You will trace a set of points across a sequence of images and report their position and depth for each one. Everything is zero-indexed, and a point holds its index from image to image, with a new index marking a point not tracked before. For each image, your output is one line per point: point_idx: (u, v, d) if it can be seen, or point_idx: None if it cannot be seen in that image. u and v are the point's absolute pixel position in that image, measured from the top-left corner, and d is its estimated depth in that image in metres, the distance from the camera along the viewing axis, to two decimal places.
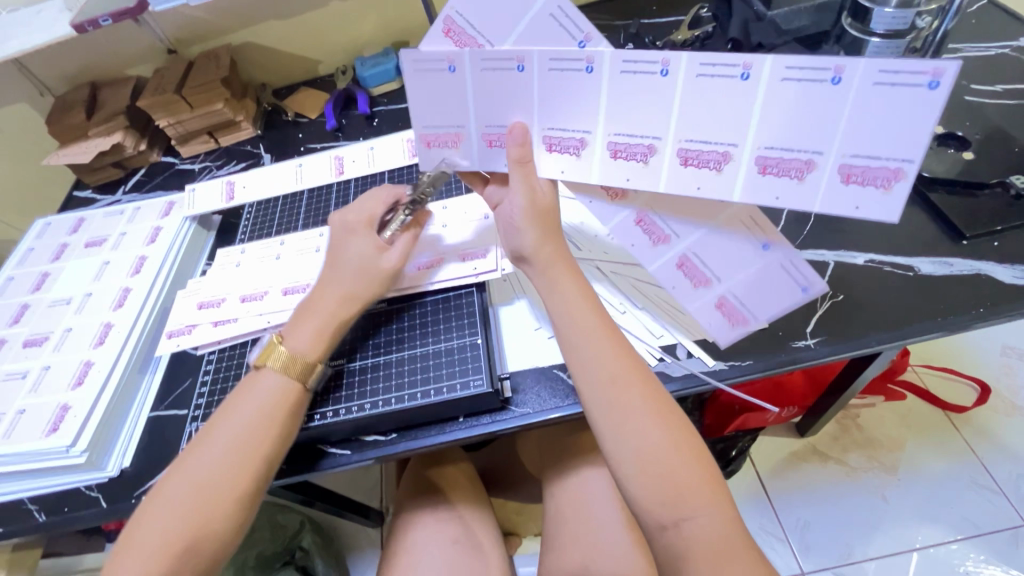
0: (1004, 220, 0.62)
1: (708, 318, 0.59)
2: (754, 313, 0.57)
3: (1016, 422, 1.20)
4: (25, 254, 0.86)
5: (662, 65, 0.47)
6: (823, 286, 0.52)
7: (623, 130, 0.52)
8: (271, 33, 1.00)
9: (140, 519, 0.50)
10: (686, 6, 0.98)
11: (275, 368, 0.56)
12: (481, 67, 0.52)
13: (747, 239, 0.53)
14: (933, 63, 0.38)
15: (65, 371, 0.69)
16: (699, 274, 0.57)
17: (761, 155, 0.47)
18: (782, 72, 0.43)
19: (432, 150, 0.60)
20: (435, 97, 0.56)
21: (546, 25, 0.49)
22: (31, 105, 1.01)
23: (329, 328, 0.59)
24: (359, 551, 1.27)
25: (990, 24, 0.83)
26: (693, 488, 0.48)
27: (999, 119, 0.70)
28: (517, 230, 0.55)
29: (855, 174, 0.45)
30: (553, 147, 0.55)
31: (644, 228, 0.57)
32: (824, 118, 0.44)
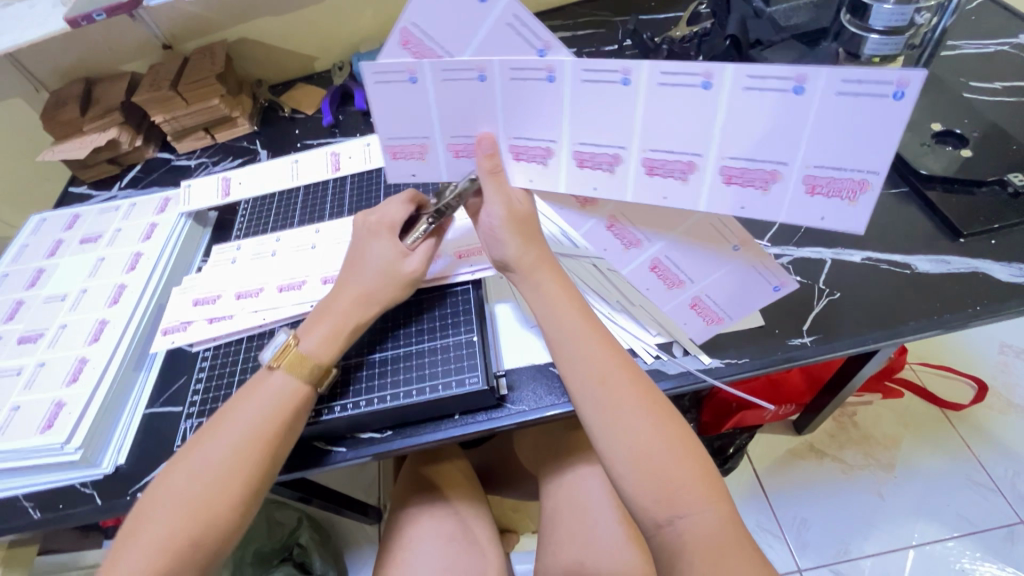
0: (1001, 218, 0.62)
1: (684, 318, 0.59)
2: (728, 312, 0.57)
3: (1013, 419, 1.20)
4: (19, 250, 0.85)
5: (622, 74, 0.45)
6: (794, 284, 0.53)
7: (588, 139, 0.50)
8: (266, 29, 1.00)
9: (141, 516, 0.50)
10: (684, 3, 0.97)
11: (285, 369, 0.56)
12: (442, 78, 0.49)
13: (716, 241, 0.53)
14: (900, 73, 0.37)
15: (59, 368, 0.69)
16: (672, 276, 0.57)
17: (726, 165, 0.47)
18: (745, 82, 0.42)
19: (400, 161, 0.58)
20: (395, 108, 0.53)
21: (505, 35, 0.46)
22: (25, 101, 1.00)
23: (342, 331, 0.59)
24: (357, 548, 1.27)
25: (989, 21, 0.83)
26: (687, 485, 0.48)
27: (997, 117, 0.70)
28: (500, 241, 0.55)
29: (820, 185, 0.45)
30: (520, 156, 0.54)
31: (616, 234, 0.56)
32: (786, 128, 0.43)
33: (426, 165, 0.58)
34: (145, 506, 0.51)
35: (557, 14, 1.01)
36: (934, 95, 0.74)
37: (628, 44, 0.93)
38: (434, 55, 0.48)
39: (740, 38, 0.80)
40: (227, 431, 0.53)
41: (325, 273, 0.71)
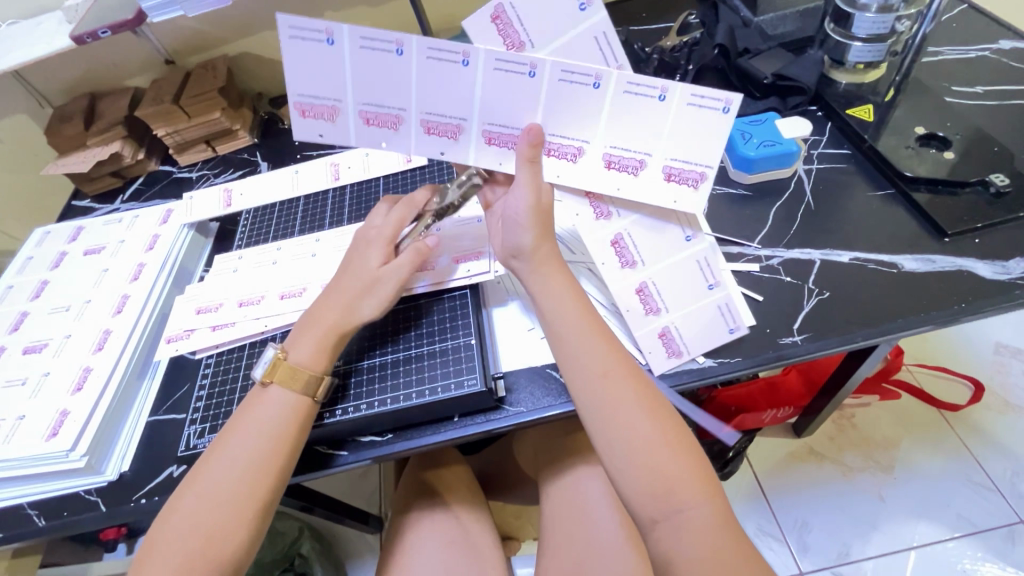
0: (984, 218, 0.64)
1: (648, 345, 0.61)
2: (688, 347, 0.60)
3: (1008, 419, 1.21)
4: (24, 263, 0.87)
5: (660, 91, 0.53)
6: (746, 329, 0.60)
7: (619, 144, 0.56)
8: (267, 43, 1.02)
9: (160, 531, 0.52)
10: (674, 13, 1.00)
11: (280, 382, 0.57)
12: (494, 66, 0.53)
13: (699, 275, 0.61)
14: (727, 93, 0.51)
15: (65, 377, 0.70)
16: (652, 303, 0.61)
17: (608, 153, 0.57)
18: (626, 87, 0.53)
19: (307, 120, 0.57)
20: (439, 85, 0.55)
21: (586, 45, 0.54)
22: (30, 117, 1.02)
23: (330, 338, 0.60)
24: (358, 557, 1.27)
25: (971, 27, 0.85)
26: (681, 481, 0.49)
27: (979, 120, 0.72)
28: (519, 227, 0.56)
29: (674, 175, 0.56)
30: (552, 152, 0.58)
31: (618, 250, 0.61)
32: (652, 129, 0.55)
33: (398, 139, 0.59)
34: (161, 525, 0.52)
35: None
36: (918, 100, 0.76)
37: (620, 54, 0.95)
38: (516, 39, 0.54)
39: (729, 48, 0.82)
40: (235, 448, 0.54)
41: (325, 280, 0.72)
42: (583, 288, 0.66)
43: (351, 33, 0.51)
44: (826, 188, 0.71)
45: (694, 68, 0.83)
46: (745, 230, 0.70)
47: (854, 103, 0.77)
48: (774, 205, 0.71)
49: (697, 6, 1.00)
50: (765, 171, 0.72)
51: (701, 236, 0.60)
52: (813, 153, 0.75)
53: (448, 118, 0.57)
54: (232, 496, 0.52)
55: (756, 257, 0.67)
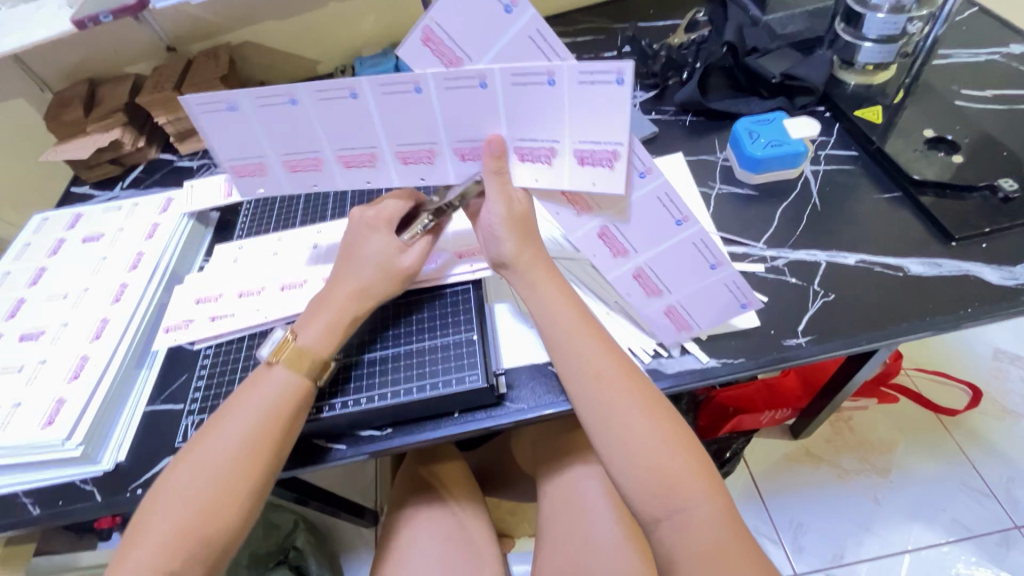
0: (991, 223, 0.63)
1: (657, 323, 0.61)
2: (697, 322, 0.60)
3: (1006, 425, 1.21)
4: (21, 249, 0.86)
5: (615, 75, 0.46)
6: (759, 302, 0.57)
7: (587, 138, 0.51)
8: (270, 32, 1.01)
9: (147, 513, 0.51)
10: (682, 10, 0.99)
11: (285, 364, 0.57)
12: (445, 87, 0.50)
13: (699, 256, 0.56)
14: (612, 63, 0.45)
15: (61, 365, 0.69)
16: (652, 285, 0.60)
17: (578, 148, 0.52)
18: (581, 87, 0.48)
19: (244, 180, 0.60)
20: (400, 115, 0.53)
21: (524, 46, 0.49)
22: (29, 101, 1.01)
23: (341, 325, 0.60)
24: (352, 551, 1.27)
25: (980, 30, 0.84)
26: (682, 479, 0.48)
27: (987, 123, 0.72)
28: (497, 238, 0.57)
29: (587, 157, 0.52)
30: (524, 157, 0.54)
31: (606, 241, 0.59)
32: (554, 115, 0.50)
33: (378, 173, 0.60)
34: (151, 503, 0.51)
35: (560, 20, 1.03)
36: (927, 103, 0.75)
37: (627, 49, 0.94)
38: (453, 56, 0.51)
39: (737, 45, 0.81)
40: (230, 426, 0.54)
41: (326, 272, 0.72)
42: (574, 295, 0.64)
43: (305, 88, 0.52)
44: (832, 190, 0.71)
45: (700, 66, 0.84)
46: (750, 231, 0.70)
47: (863, 105, 0.77)
48: (780, 206, 0.71)
49: (705, 4, 0.99)
50: (772, 171, 0.72)
51: (692, 219, 0.54)
52: (820, 154, 0.75)
53: (416, 144, 0.56)
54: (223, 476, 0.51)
55: (762, 257, 0.66)
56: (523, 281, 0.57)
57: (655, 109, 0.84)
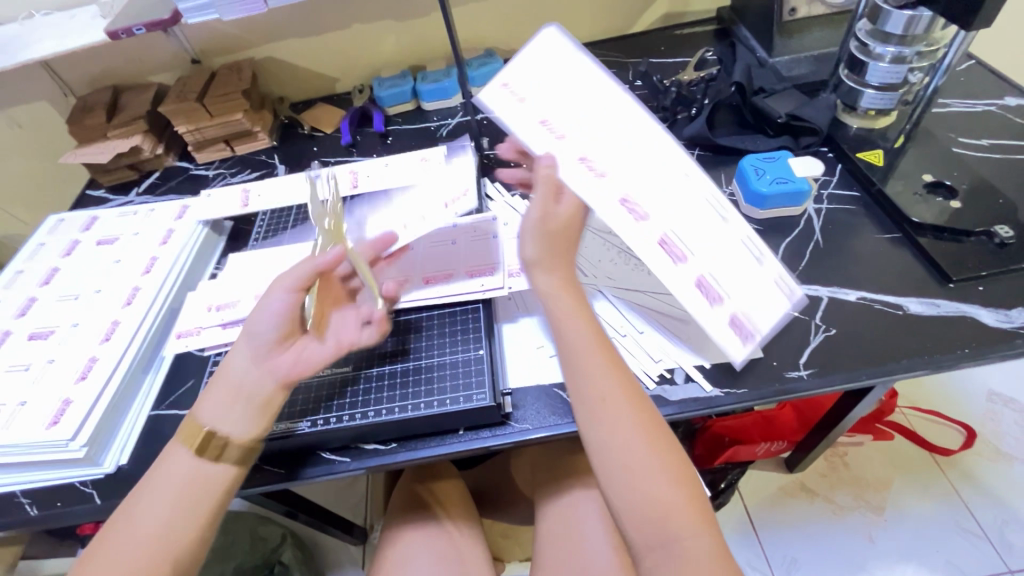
0: (988, 266, 0.65)
1: (722, 334, 0.56)
2: (760, 329, 0.56)
3: (1000, 467, 1.21)
4: (35, 249, 0.87)
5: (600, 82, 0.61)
6: (802, 293, 0.57)
7: (592, 151, 0.58)
8: (293, 50, 1.04)
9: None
10: (691, 49, 1.03)
11: (188, 446, 0.54)
12: (491, 102, 0.61)
13: (748, 252, 0.58)
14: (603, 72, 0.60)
15: (70, 365, 0.69)
16: (714, 292, 0.57)
17: (581, 155, 0.58)
18: (636, 109, 0.60)
19: None
20: (560, 97, 0.60)
21: (576, 73, 0.61)
22: (52, 104, 1.04)
23: (237, 397, 0.55)
24: (340, 569, 1.25)
25: (978, 82, 0.88)
26: (676, 509, 0.49)
27: (983, 170, 0.74)
28: (524, 241, 0.58)
29: (587, 159, 0.58)
30: (585, 162, 0.58)
31: (667, 249, 0.56)
32: (535, 122, 0.60)
33: None
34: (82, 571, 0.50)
35: None
36: (926, 149, 0.78)
37: (639, 83, 0.98)
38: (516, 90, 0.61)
39: (745, 85, 0.85)
40: (167, 478, 0.52)
41: None
42: (593, 313, 0.68)
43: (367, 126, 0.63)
44: (835, 228, 0.73)
45: (708, 102, 0.86)
46: None
47: (865, 147, 0.80)
48: (784, 240, 0.73)
49: (714, 44, 1.03)
50: (777, 207, 0.74)
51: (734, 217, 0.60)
52: (823, 193, 0.77)
53: None
54: (178, 503, 0.51)
55: None
56: (547, 295, 0.58)
57: None
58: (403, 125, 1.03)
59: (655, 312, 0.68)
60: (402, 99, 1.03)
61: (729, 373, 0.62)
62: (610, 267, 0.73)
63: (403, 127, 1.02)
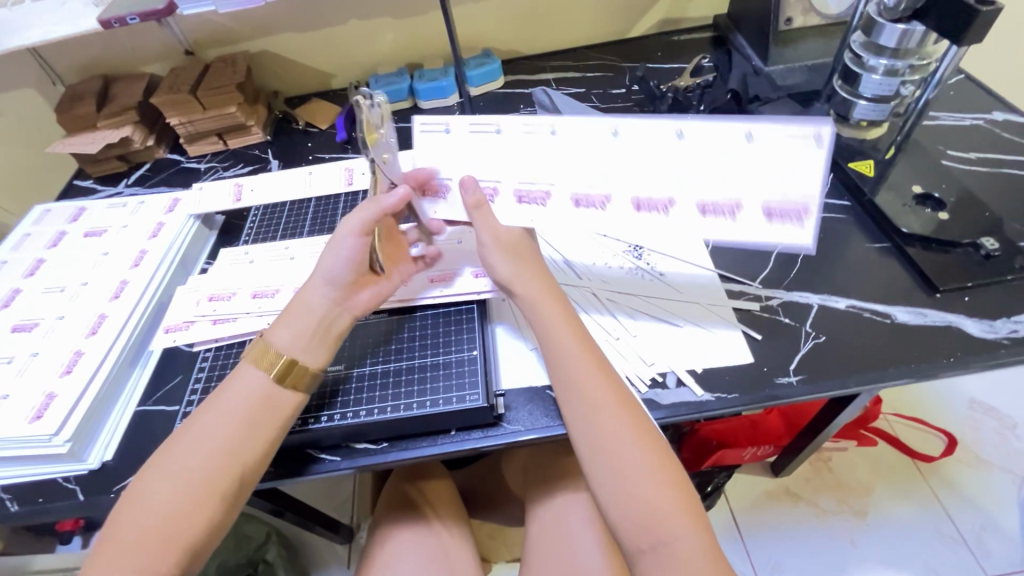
0: (974, 277, 0.66)
1: (771, 236, 0.57)
2: (803, 223, 0.56)
3: (979, 473, 1.23)
4: (20, 239, 0.85)
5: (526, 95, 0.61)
6: (833, 129, 0.53)
7: (524, 179, 0.61)
8: (289, 44, 1.03)
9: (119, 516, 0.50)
10: (688, 55, 1.04)
11: (255, 363, 0.56)
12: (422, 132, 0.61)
13: (798, 142, 0.54)
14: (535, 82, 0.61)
15: (54, 359, 0.68)
16: (733, 231, 0.57)
17: (518, 189, 0.61)
18: (522, 126, 0.59)
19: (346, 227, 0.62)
20: (424, 151, 0.63)
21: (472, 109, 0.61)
22: (40, 92, 1.02)
23: (320, 330, 0.59)
24: (325, 568, 1.24)
25: (966, 97, 0.90)
26: (665, 513, 0.49)
27: (970, 183, 0.76)
28: (491, 262, 0.61)
29: (524, 196, 0.61)
30: (524, 199, 0.62)
31: (644, 224, 0.59)
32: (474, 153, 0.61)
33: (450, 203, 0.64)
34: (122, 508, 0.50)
35: (567, 56, 1.09)
36: (916, 160, 0.79)
37: (636, 88, 0.99)
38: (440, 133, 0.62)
39: (740, 93, 0.87)
40: (229, 399, 0.54)
41: None
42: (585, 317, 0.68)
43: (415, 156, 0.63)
44: (826, 237, 0.74)
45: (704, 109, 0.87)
46: (748, 270, 0.72)
47: (856, 157, 0.81)
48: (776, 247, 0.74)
49: (711, 51, 1.04)
50: None
51: (758, 125, 0.54)
52: None
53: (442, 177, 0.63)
54: (200, 476, 0.50)
55: (757, 296, 0.69)
56: (526, 304, 0.59)
57: None
58: (399, 123, 1.03)
59: (648, 316, 0.68)
60: (398, 97, 1.02)
61: (720, 378, 0.62)
62: (605, 270, 0.73)
63: (399, 125, 1.02)
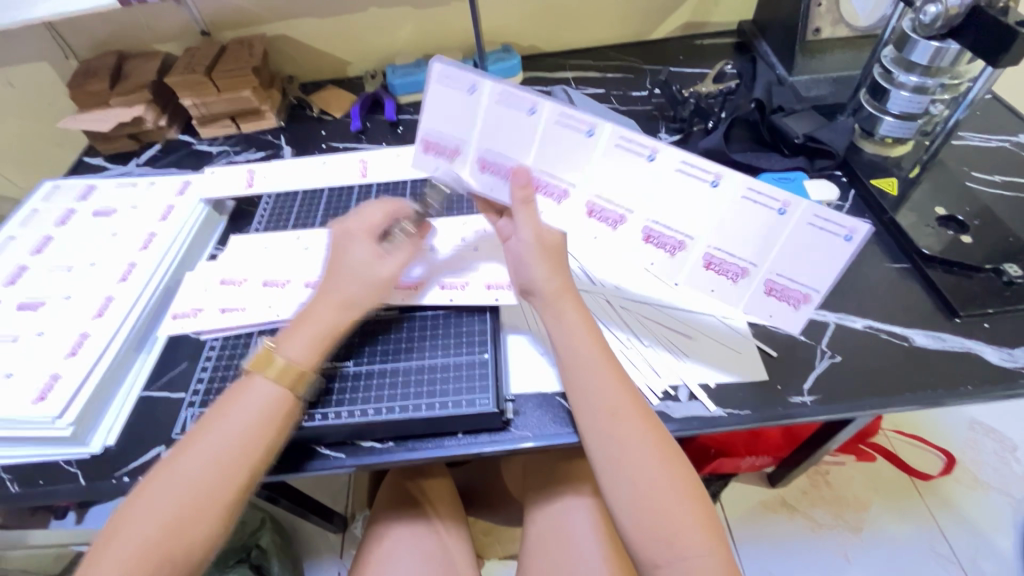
0: (995, 304, 0.65)
1: (769, 309, 0.61)
2: (813, 287, 0.58)
3: (977, 495, 1.22)
4: (28, 215, 0.84)
5: (588, 127, 0.57)
6: (866, 228, 0.53)
7: (603, 196, 0.61)
8: (307, 29, 1.02)
9: (121, 520, 0.49)
10: (711, 60, 1.03)
11: (268, 376, 0.56)
12: (427, 146, 0.64)
13: (828, 234, 0.55)
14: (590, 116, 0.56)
15: (59, 340, 0.67)
16: (796, 295, 0.59)
17: (591, 201, 0.61)
18: (617, 141, 0.57)
19: (431, 156, 0.64)
20: (445, 106, 0.60)
21: (495, 109, 0.58)
22: (53, 66, 1.00)
23: (323, 337, 0.59)
24: (317, 556, 1.24)
25: (992, 117, 0.89)
26: (683, 526, 0.49)
27: (993, 206, 0.75)
28: (528, 265, 0.58)
29: (595, 211, 0.61)
30: (595, 214, 0.62)
31: (716, 270, 0.61)
32: (494, 147, 0.61)
33: (452, 169, 0.64)
34: (124, 513, 0.49)
35: (588, 55, 1.07)
36: (940, 180, 0.78)
37: (657, 92, 0.97)
38: (451, 147, 0.63)
39: (765, 102, 0.84)
40: (237, 411, 0.54)
41: None
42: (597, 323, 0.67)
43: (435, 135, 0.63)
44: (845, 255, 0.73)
45: (727, 116, 0.86)
46: None
47: (878, 174, 0.80)
48: None
49: (734, 57, 1.03)
50: None
51: (795, 203, 0.54)
52: None
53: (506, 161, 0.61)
54: (200, 481, 0.50)
55: None
56: (545, 321, 0.59)
57: (679, 153, 0.87)
58: (414, 114, 1.02)
59: (662, 326, 0.67)
60: (415, 88, 1.01)
61: (732, 394, 0.61)
62: (621, 276, 0.72)
63: (414, 117, 1.00)
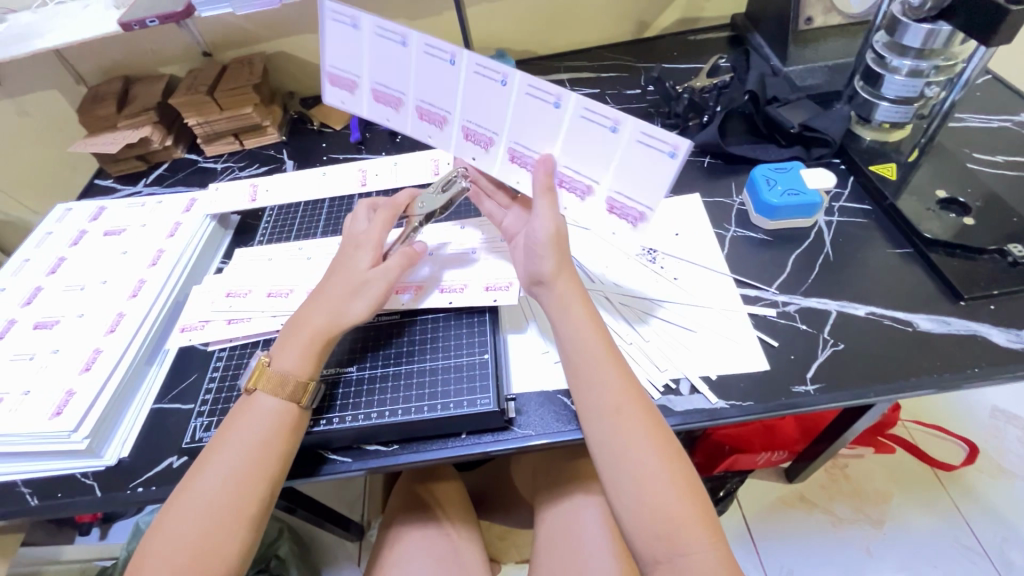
0: (1000, 285, 0.64)
1: (617, 219, 0.63)
2: (643, 202, 0.59)
3: (1002, 484, 1.19)
4: (42, 237, 0.87)
5: (556, 98, 0.57)
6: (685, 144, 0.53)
7: (624, 190, 0.60)
8: (305, 45, 1.04)
9: (154, 537, 0.51)
10: (706, 55, 1.03)
11: (266, 391, 0.57)
12: (329, 77, 0.68)
13: (654, 151, 0.55)
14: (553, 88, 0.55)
15: (75, 356, 0.69)
16: (630, 210, 0.61)
17: (612, 197, 0.61)
18: (581, 112, 0.56)
19: (335, 89, 0.68)
20: (332, 39, 0.64)
21: (377, 42, 0.62)
22: (63, 93, 1.04)
23: (317, 346, 0.60)
24: (335, 564, 1.25)
25: (994, 98, 0.87)
26: (686, 520, 0.49)
27: (996, 186, 0.73)
28: (539, 256, 0.60)
29: (616, 206, 0.62)
30: (563, 184, 0.63)
31: (619, 214, 0.62)
32: (390, 81, 0.65)
33: (354, 100, 0.69)
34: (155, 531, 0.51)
35: (582, 55, 1.08)
36: (940, 163, 0.77)
37: (651, 89, 0.98)
38: (350, 81, 0.67)
39: (758, 94, 0.84)
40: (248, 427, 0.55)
41: None
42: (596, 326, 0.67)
43: (328, 64, 0.67)
44: (845, 242, 0.73)
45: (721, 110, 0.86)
46: (762, 275, 0.72)
47: (877, 160, 0.79)
48: (794, 252, 0.73)
49: (730, 51, 1.03)
50: (787, 219, 0.74)
51: (623, 120, 0.55)
52: (834, 206, 0.77)
53: (388, 89, 0.66)
54: (224, 493, 0.51)
55: (774, 301, 0.68)
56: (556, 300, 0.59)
57: None
58: None
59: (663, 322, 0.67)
60: None
61: (734, 386, 0.61)
62: (619, 274, 0.73)
63: None
